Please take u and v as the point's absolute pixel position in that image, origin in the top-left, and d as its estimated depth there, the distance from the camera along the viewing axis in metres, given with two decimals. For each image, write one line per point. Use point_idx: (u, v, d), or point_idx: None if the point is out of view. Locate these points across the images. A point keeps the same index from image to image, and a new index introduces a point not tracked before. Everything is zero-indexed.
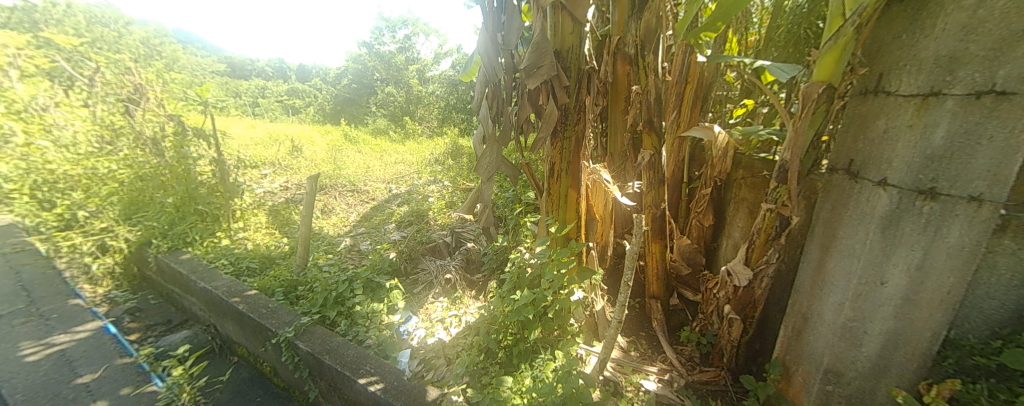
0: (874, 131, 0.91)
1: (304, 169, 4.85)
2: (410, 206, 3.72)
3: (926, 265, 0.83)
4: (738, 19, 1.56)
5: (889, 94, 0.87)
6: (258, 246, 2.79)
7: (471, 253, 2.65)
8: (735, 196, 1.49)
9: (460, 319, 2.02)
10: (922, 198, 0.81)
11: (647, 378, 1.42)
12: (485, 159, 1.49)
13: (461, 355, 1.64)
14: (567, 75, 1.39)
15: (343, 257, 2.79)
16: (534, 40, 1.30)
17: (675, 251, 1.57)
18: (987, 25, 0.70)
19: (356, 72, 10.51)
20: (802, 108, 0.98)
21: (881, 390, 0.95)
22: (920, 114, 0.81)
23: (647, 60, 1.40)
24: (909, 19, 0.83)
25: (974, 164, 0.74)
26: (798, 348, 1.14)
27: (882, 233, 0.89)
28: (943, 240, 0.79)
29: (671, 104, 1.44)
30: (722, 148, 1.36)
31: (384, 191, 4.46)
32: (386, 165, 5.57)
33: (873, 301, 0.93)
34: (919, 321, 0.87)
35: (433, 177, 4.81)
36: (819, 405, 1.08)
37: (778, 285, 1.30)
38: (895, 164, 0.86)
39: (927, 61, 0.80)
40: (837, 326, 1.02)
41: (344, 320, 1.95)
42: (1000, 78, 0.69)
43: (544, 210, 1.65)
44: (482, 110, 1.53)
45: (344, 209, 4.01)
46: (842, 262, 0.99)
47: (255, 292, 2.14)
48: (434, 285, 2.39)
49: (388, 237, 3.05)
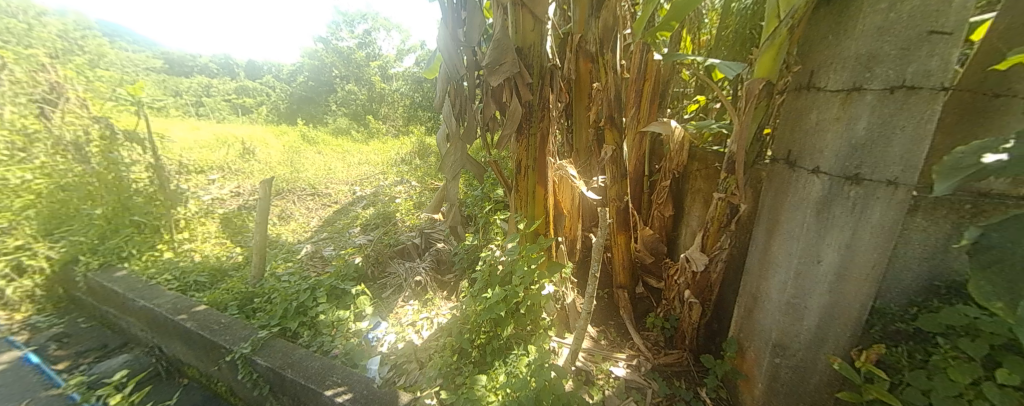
0: (808, 123, 0.99)
1: (257, 173, 4.53)
2: (376, 208, 3.60)
3: (854, 243, 0.92)
4: (690, 20, 1.64)
5: (819, 89, 0.95)
6: (208, 258, 2.58)
7: (442, 254, 2.61)
8: (692, 187, 1.58)
9: (431, 321, 1.99)
10: (849, 183, 0.90)
11: (616, 364, 1.49)
12: (450, 158, 1.48)
13: (435, 358, 1.61)
14: (529, 72, 1.39)
15: (305, 264, 2.65)
16: (496, 38, 1.30)
17: (639, 241, 1.63)
18: (897, 26, 0.79)
19: (312, 70, 9.95)
20: (745, 103, 1.07)
21: (821, 359, 1.04)
22: (845, 108, 0.89)
23: (606, 58, 1.43)
24: (834, 21, 0.91)
25: (890, 151, 0.83)
26: (749, 325, 1.23)
27: (816, 216, 0.97)
28: (867, 220, 0.89)
29: (631, 100, 1.49)
30: (678, 142, 1.43)
31: (348, 194, 4.28)
32: (348, 167, 5.34)
33: (811, 279, 1.02)
34: (849, 294, 0.97)
35: (399, 177, 4.68)
36: (769, 377, 1.16)
37: (732, 268, 1.39)
38: (825, 154, 0.94)
39: (849, 59, 0.88)
40: (781, 303, 1.10)
41: (307, 331, 1.85)
42: (909, 74, 0.79)
43: (512, 207, 1.67)
44: (445, 108, 1.50)
45: (304, 214, 3.80)
46: (784, 245, 1.08)
47: (205, 307, 1.98)
48: (404, 288, 2.33)
49: (353, 241, 2.93)
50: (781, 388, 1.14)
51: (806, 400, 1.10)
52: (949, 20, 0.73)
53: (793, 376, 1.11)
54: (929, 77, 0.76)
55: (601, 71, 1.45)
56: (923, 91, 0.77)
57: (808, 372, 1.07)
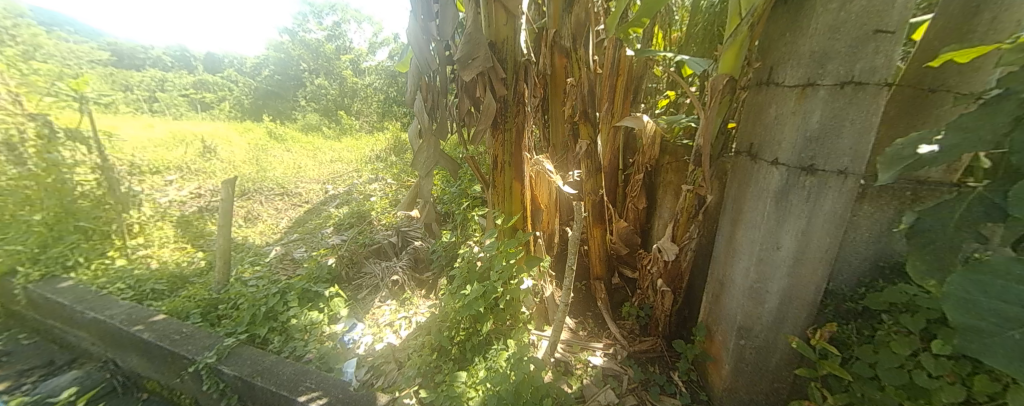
0: (768, 117, 1.03)
1: (219, 173, 4.28)
2: (350, 207, 3.49)
3: (809, 229, 0.99)
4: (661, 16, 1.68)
5: (778, 85, 0.99)
6: (166, 264, 2.42)
7: (419, 252, 2.56)
8: (664, 180, 1.63)
9: (410, 320, 1.96)
10: (804, 173, 0.96)
11: (593, 354, 1.53)
12: (423, 154, 1.46)
13: (413, 357, 1.60)
14: (503, 67, 1.39)
15: (274, 268, 2.54)
16: (467, 31, 1.28)
17: (614, 234, 1.67)
18: (847, 25, 0.84)
19: (278, 63, 9.44)
20: (710, 99, 1.11)
21: (781, 339, 1.11)
22: (801, 102, 0.94)
23: (580, 54, 1.45)
24: (790, 20, 0.96)
25: (840, 143, 0.89)
26: (717, 310, 1.28)
27: (775, 204, 1.03)
28: (821, 208, 0.95)
29: (605, 96, 1.52)
30: (650, 136, 1.47)
31: (319, 193, 4.13)
32: (319, 165, 5.14)
33: (771, 264, 1.07)
34: (805, 277, 1.03)
35: (374, 174, 4.55)
36: (734, 359, 1.21)
37: (701, 257, 1.45)
38: (783, 145, 0.99)
39: (804, 56, 0.93)
40: (745, 288, 1.15)
41: (278, 336, 1.77)
42: (858, 71, 0.84)
43: (490, 203, 1.68)
44: (416, 103, 1.47)
45: (273, 214, 3.63)
46: (747, 233, 1.13)
47: (164, 317, 1.86)
48: (380, 288, 2.28)
49: (326, 242, 2.84)
50: (746, 368, 1.20)
51: (768, 378, 1.17)
52: (891, 21, 0.79)
53: (757, 356, 1.17)
54: (873, 74, 0.82)
55: (575, 66, 1.46)
56: (869, 87, 0.83)
57: (769, 352, 1.14)
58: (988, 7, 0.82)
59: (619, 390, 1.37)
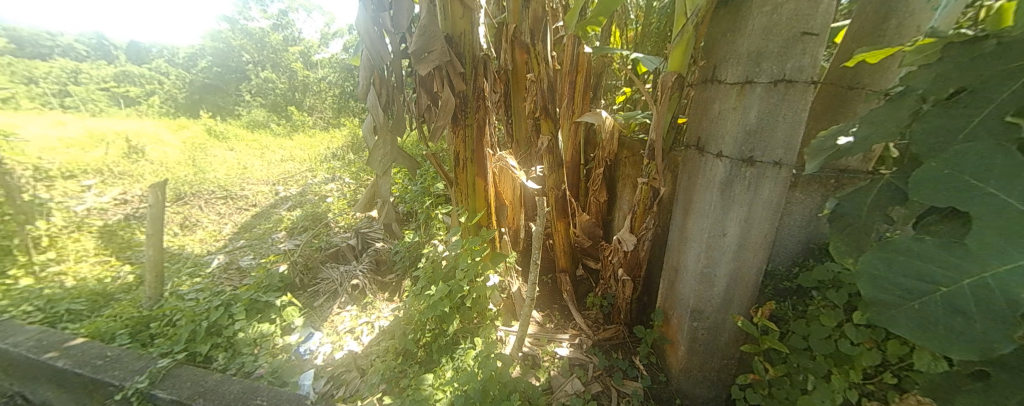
0: (712, 112, 1.09)
1: (149, 176, 3.84)
2: (304, 209, 3.28)
3: (750, 216, 1.06)
4: (618, 14, 1.73)
5: (720, 82, 1.05)
6: (85, 280, 2.13)
7: (381, 254, 2.46)
8: (622, 174, 1.68)
9: (372, 325, 1.89)
10: (745, 164, 1.03)
11: (560, 345, 1.57)
12: (379, 152, 1.40)
13: (377, 364, 1.54)
14: (460, 61, 1.35)
15: (217, 278, 2.32)
16: (422, 23, 1.23)
17: (577, 227, 1.70)
18: (778, 27, 0.92)
19: (216, 53, 8.60)
20: (660, 95, 1.17)
21: (728, 319, 1.19)
22: (740, 98, 1.00)
23: (539, 50, 1.45)
24: (730, 20, 1.01)
25: (775, 136, 0.98)
26: (671, 295, 1.33)
27: (721, 194, 1.09)
28: (760, 196, 1.03)
29: (565, 92, 1.53)
30: (608, 131, 1.51)
31: (269, 196, 3.84)
32: (268, 166, 4.78)
33: (719, 250, 1.14)
34: (748, 260, 1.11)
35: (330, 174, 4.31)
36: (688, 341, 1.27)
37: (657, 246, 1.52)
38: (726, 139, 1.05)
39: (741, 55, 0.99)
40: (696, 274, 1.21)
41: (223, 352, 1.63)
42: (788, 70, 0.92)
43: (454, 200, 1.66)
44: (369, 98, 1.39)
45: (215, 220, 3.32)
46: (696, 222, 1.18)
47: (83, 340, 1.64)
48: (339, 294, 2.17)
49: (276, 248, 2.64)
50: (699, 347, 1.25)
51: (719, 355, 1.24)
52: (816, 25, 0.88)
53: (707, 336, 1.23)
54: (801, 72, 0.92)
55: (534, 62, 1.47)
56: (798, 84, 0.92)
57: (719, 331, 1.22)
58: (895, 14, 0.92)
59: (585, 378, 1.41)
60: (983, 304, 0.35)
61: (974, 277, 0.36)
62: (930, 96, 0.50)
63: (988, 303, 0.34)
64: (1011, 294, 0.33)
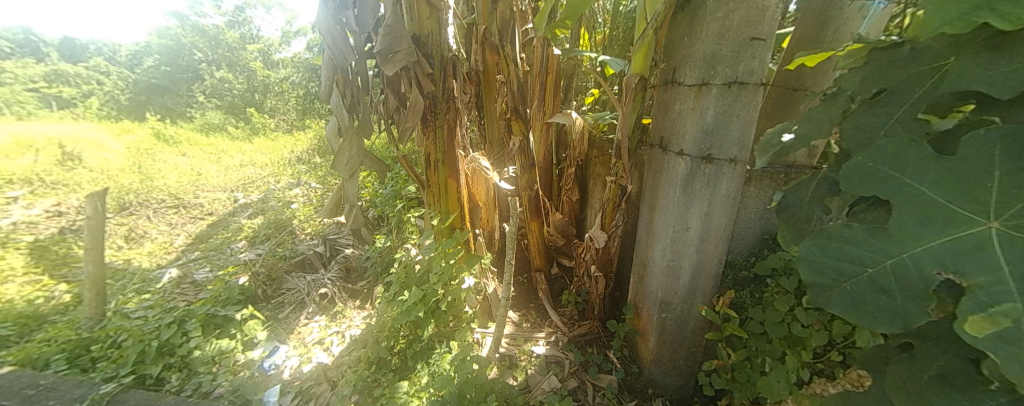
0: (673, 112, 1.14)
1: (86, 185, 3.50)
2: (266, 216, 3.11)
3: (710, 211, 1.12)
4: (585, 17, 1.77)
5: (680, 84, 1.10)
6: (11, 302, 1.92)
7: (351, 261, 2.38)
8: (593, 173, 1.72)
9: (343, 335, 1.82)
10: (704, 162, 1.09)
11: (536, 344, 1.59)
12: (344, 154, 1.35)
13: (348, 374, 1.49)
14: (428, 62, 1.33)
15: (169, 294, 2.16)
16: (387, 22, 1.20)
17: (551, 226, 1.72)
18: (730, 32, 0.97)
19: (163, 51, 7.99)
20: (625, 96, 1.21)
21: (693, 309, 1.25)
22: (698, 99, 1.06)
23: (507, 51, 1.45)
24: (687, 25, 1.06)
25: (730, 135, 1.04)
26: (640, 289, 1.37)
27: (683, 190, 1.14)
28: (718, 191, 1.10)
29: (536, 94, 1.52)
30: (579, 131, 1.55)
31: (227, 203, 3.61)
32: (225, 172, 4.49)
33: (683, 244, 1.19)
34: (709, 251, 1.17)
35: (295, 179, 4.11)
36: (657, 332, 1.32)
37: (627, 242, 1.57)
38: (686, 137, 1.11)
39: (698, 58, 1.04)
40: (662, 267, 1.25)
41: (177, 373, 1.52)
42: (740, 73, 0.99)
43: (426, 203, 1.63)
44: (332, 99, 1.34)
45: (165, 231, 3.08)
46: (661, 218, 1.22)
47: (9, 370, 1.47)
48: (306, 304, 2.07)
49: (236, 258, 2.49)
50: (668, 338, 1.30)
51: (686, 344, 1.30)
52: (763, 31, 0.95)
53: (675, 327, 1.28)
54: (751, 75, 0.98)
55: (504, 64, 1.47)
56: (749, 86, 0.99)
57: (685, 321, 1.27)
58: (832, 21, 1.01)
59: (562, 374, 1.43)
60: (900, 281, 0.39)
61: (895, 257, 0.41)
62: (857, 96, 0.55)
63: (908, 281, 0.39)
64: (923, 271, 0.38)
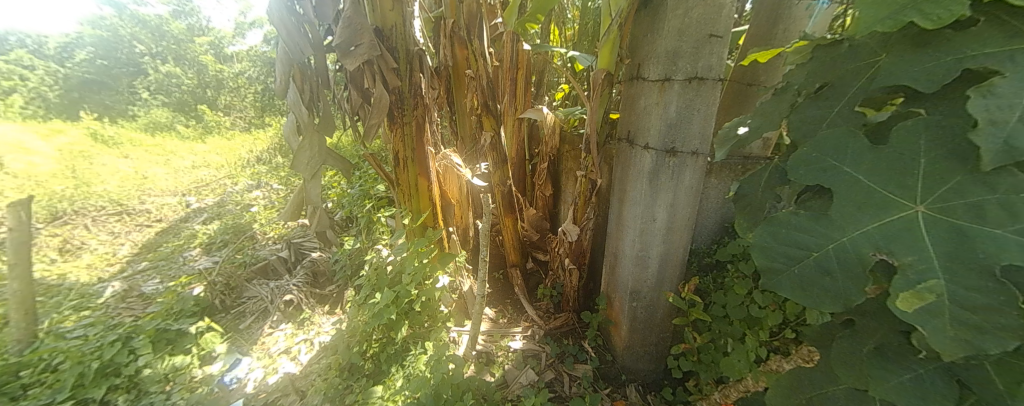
0: (638, 107, 1.17)
1: (7, 193, 3.12)
2: (223, 220, 2.92)
3: (675, 202, 1.16)
4: (555, 12, 1.77)
5: (645, 79, 1.13)
6: None
7: (318, 265, 2.28)
8: (565, 167, 1.74)
9: (312, 342, 1.77)
10: (668, 155, 1.12)
11: (513, 339, 1.59)
12: (304, 153, 1.28)
13: (318, 383, 1.43)
14: (393, 56, 1.29)
15: (112, 309, 1.97)
16: (346, 13, 1.15)
17: (525, 221, 1.72)
18: (690, 29, 1.00)
19: None
20: (593, 90, 1.23)
21: (662, 297, 1.29)
22: (661, 94, 1.09)
23: (475, 46, 1.43)
24: (650, 21, 1.09)
25: (692, 128, 1.08)
26: (612, 280, 1.41)
27: (649, 183, 1.17)
28: (682, 183, 1.14)
29: (507, 88, 1.51)
30: (550, 127, 1.55)
31: (177, 209, 3.35)
32: (175, 175, 4.15)
33: (651, 234, 1.22)
34: (675, 241, 1.22)
35: (254, 180, 3.86)
36: (629, 321, 1.36)
37: (599, 234, 1.60)
38: (651, 131, 1.14)
39: (660, 54, 1.07)
40: (632, 258, 1.29)
41: (124, 394, 1.40)
42: (700, 69, 1.03)
43: (396, 202, 1.58)
44: (289, 94, 1.26)
45: (106, 241, 2.82)
46: (630, 210, 1.25)
47: None
48: (269, 312, 1.97)
49: (189, 267, 2.32)
50: (639, 326, 1.35)
51: (656, 331, 1.35)
52: (720, 28, 0.99)
53: (645, 315, 1.33)
54: (710, 71, 1.03)
55: (473, 59, 1.45)
56: (708, 81, 1.03)
57: (654, 308, 1.31)
58: (783, 20, 1.08)
59: (539, 367, 1.45)
60: (842, 263, 0.42)
61: (837, 242, 0.43)
62: (804, 90, 0.58)
63: (849, 264, 0.42)
64: (861, 253, 0.41)
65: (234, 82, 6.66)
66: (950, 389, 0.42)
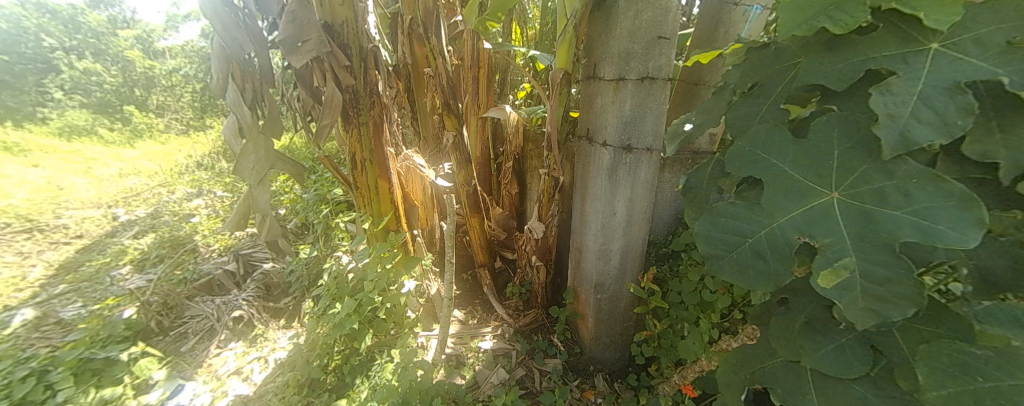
0: (596, 106, 1.21)
1: None
2: (159, 233, 2.64)
3: (633, 196, 1.22)
4: (516, 11, 1.76)
5: (601, 78, 1.17)
6: None
7: (271, 277, 2.13)
8: (530, 166, 1.76)
9: (265, 359, 1.67)
10: (625, 152, 1.17)
11: (483, 339, 1.59)
12: (247, 157, 1.19)
13: (275, 403, 1.35)
14: (345, 53, 1.22)
15: (22, 340, 1.72)
16: (290, 7, 1.07)
17: (491, 220, 1.72)
18: (641, 31, 1.05)
19: None
20: (552, 89, 1.25)
21: (624, 288, 1.35)
22: (617, 93, 1.13)
23: (433, 44, 1.40)
24: (604, 22, 1.12)
25: (646, 126, 1.14)
26: (578, 274, 1.44)
27: (608, 178, 1.21)
28: (638, 178, 1.20)
29: (468, 87, 1.49)
30: (513, 125, 1.56)
31: (102, 222, 2.98)
32: (98, 185, 3.70)
33: (611, 229, 1.27)
34: (634, 233, 1.27)
35: (194, 187, 3.53)
36: (594, 313, 1.40)
37: (564, 230, 1.63)
38: (608, 129, 1.18)
39: (614, 55, 1.11)
40: (595, 252, 1.33)
41: None
42: (651, 69, 1.08)
43: (356, 206, 1.51)
44: (228, 93, 1.16)
45: (11, 263, 2.46)
46: (592, 205, 1.29)
47: None
48: (216, 331, 1.81)
49: (119, 287, 2.08)
50: (604, 317, 1.39)
51: (620, 321, 1.40)
52: (668, 31, 1.04)
53: (609, 306, 1.37)
54: (660, 71, 1.08)
55: (432, 57, 1.42)
56: (659, 81, 1.09)
57: (617, 299, 1.36)
58: (723, 24, 1.14)
59: (509, 365, 1.46)
60: (772, 247, 0.46)
61: (767, 228, 0.47)
62: (738, 89, 0.62)
63: (778, 247, 0.45)
64: (787, 236, 0.45)
65: (166, 79, 5.39)
66: (864, 354, 0.47)
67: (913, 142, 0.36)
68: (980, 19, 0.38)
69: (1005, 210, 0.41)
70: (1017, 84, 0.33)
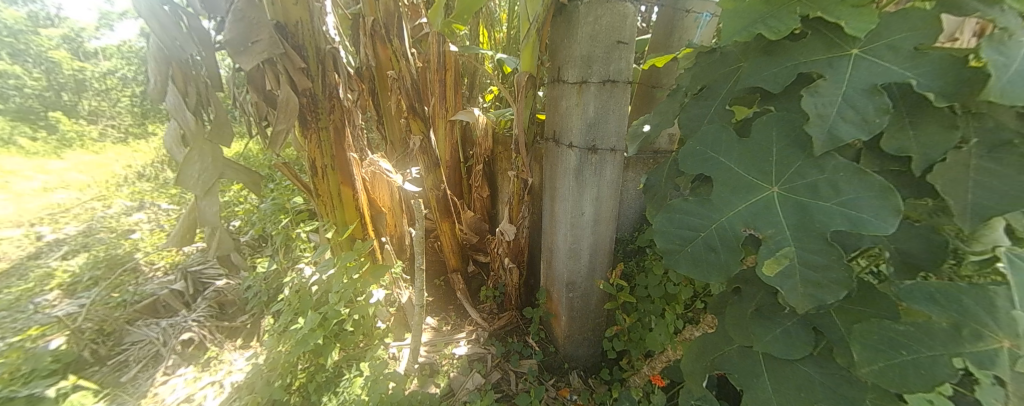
0: (561, 108, 1.23)
1: None
2: (91, 252, 2.39)
3: (600, 195, 1.25)
4: (483, 14, 1.76)
5: (564, 81, 1.19)
6: None
7: (224, 294, 2.00)
8: (499, 168, 1.76)
9: (220, 383, 1.54)
10: (590, 152, 1.20)
11: (457, 345, 1.56)
12: (192, 166, 1.10)
13: None
14: (301, 55, 1.17)
15: None
16: (237, 5, 1.00)
17: (462, 224, 1.70)
18: (602, 35, 1.08)
19: None
20: (518, 92, 1.26)
21: (594, 285, 1.38)
22: (580, 96, 1.15)
23: (395, 46, 1.37)
24: (565, 25, 1.14)
25: (609, 127, 1.17)
26: (550, 274, 1.46)
27: (575, 179, 1.24)
28: (604, 177, 1.23)
29: (435, 91, 1.47)
30: (482, 129, 1.56)
31: (21, 242, 2.65)
32: None
33: (580, 228, 1.29)
34: (602, 231, 1.31)
35: (134, 200, 3.22)
36: (567, 311, 1.42)
37: (535, 231, 1.65)
38: (573, 131, 1.20)
39: (576, 58, 1.13)
40: (566, 252, 1.35)
41: None
42: (612, 72, 1.11)
43: (319, 214, 1.44)
44: (168, 97, 1.06)
45: None
46: (561, 205, 1.31)
47: None
48: (162, 357, 1.66)
49: (43, 315, 1.85)
50: (576, 315, 1.41)
51: (592, 318, 1.43)
52: (626, 36, 1.08)
53: (581, 304, 1.40)
54: (620, 74, 1.12)
55: (395, 59, 1.39)
56: (619, 83, 1.13)
57: (589, 297, 1.39)
58: (677, 30, 1.21)
59: (484, 370, 1.45)
60: (722, 240, 0.48)
61: (716, 222, 0.49)
62: (689, 92, 0.65)
63: (728, 240, 0.48)
64: (735, 230, 0.48)
65: (99, 83, 4.18)
66: (807, 335, 0.51)
67: (839, 140, 0.40)
68: (889, 26, 0.42)
69: (918, 197, 0.46)
70: (922, 87, 0.38)
